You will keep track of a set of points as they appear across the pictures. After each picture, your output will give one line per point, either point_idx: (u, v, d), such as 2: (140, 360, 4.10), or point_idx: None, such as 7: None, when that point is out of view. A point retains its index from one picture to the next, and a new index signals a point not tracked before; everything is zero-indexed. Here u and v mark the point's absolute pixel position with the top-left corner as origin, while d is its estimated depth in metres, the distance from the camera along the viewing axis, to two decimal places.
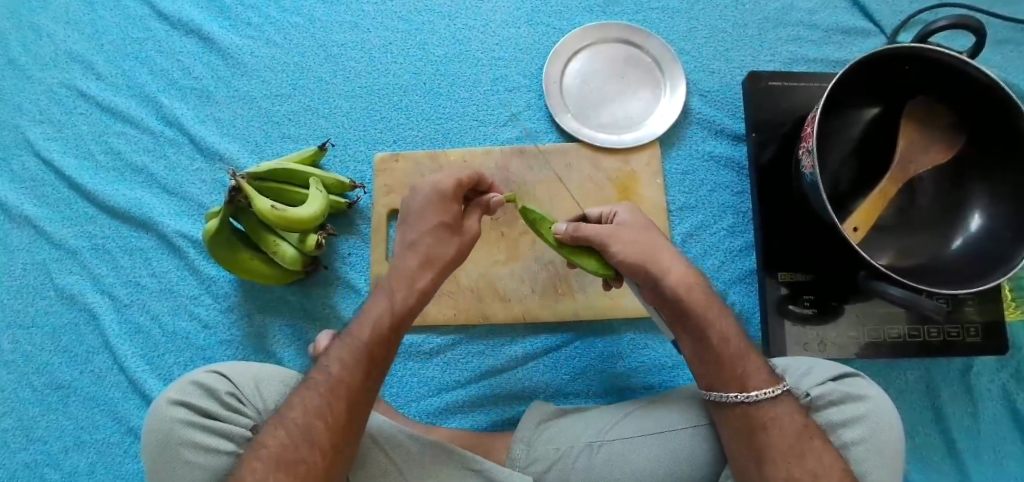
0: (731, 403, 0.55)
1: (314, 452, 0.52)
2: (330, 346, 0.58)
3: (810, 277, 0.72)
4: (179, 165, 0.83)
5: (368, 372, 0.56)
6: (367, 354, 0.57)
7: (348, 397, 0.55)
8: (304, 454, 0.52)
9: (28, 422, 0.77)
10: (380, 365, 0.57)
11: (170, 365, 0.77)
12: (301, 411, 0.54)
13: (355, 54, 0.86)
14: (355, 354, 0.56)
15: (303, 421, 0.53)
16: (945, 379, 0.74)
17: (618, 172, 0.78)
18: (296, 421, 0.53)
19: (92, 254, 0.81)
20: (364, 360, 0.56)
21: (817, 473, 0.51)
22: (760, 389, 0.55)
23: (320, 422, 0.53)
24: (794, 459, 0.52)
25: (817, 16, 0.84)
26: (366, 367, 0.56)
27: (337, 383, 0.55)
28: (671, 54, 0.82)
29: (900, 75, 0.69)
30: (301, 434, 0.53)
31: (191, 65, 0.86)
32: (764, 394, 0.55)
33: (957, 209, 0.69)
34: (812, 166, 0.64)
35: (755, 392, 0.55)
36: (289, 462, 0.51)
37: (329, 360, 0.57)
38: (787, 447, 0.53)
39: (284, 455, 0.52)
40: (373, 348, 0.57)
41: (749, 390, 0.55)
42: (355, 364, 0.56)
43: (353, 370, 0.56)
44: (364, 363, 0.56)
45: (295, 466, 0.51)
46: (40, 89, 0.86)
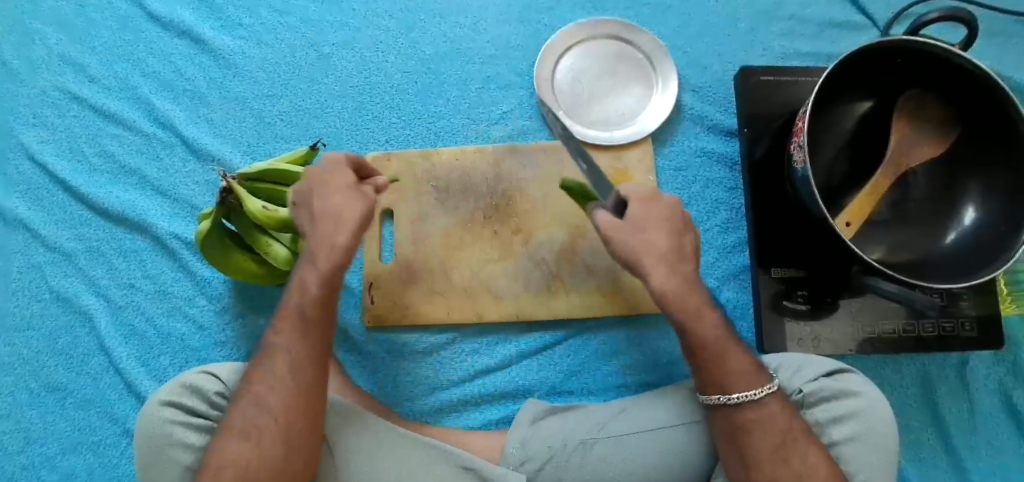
0: (716, 405, 0.56)
1: (294, 420, 0.54)
2: (272, 318, 0.58)
3: (803, 273, 0.72)
4: (172, 166, 0.83)
5: (318, 335, 0.57)
6: (313, 320, 0.57)
7: (307, 362, 0.56)
8: (285, 423, 0.54)
9: (26, 424, 0.77)
10: (320, 321, 0.58)
11: (165, 366, 0.77)
12: (270, 388, 0.55)
13: (346, 53, 0.85)
14: (298, 320, 0.57)
15: (277, 396, 0.55)
16: (941, 374, 0.74)
17: (610, 169, 0.78)
18: (270, 399, 0.55)
19: (87, 256, 0.81)
20: (306, 322, 0.57)
21: (801, 472, 0.52)
22: (744, 391, 0.55)
23: (292, 393, 0.55)
24: (779, 462, 0.53)
25: (810, 9, 0.84)
26: (315, 331, 0.57)
27: (298, 355, 0.56)
28: (662, 49, 0.82)
29: (891, 67, 0.69)
30: (279, 408, 0.54)
31: (183, 66, 0.86)
32: (745, 396, 0.54)
33: (951, 203, 0.69)
34: (803, 160, 0.64)
35: (737, 393, 0.55)
36: (271, 434, 0.53)
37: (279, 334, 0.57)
38: (771, 451, 0.53)
39: (266, 429, 0.53)
40: (315, 313, 0.57)
41: (732, 393, 0.55)
42: (302, 330, 0.57)
43: (304, 340, 0.57)
44: (308, 328, 0.57)
45: (278, 435, 0.53)
46: (33, 93, 0.86)
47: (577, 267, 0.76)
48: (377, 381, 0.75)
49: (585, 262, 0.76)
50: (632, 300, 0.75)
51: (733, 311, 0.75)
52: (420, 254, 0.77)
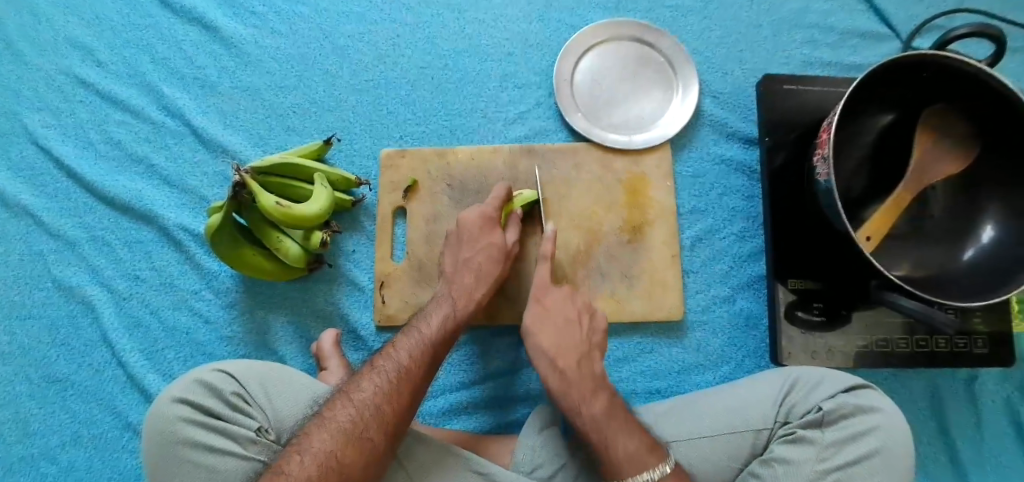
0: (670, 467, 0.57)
1: (379, 431, 0.54)
2: (392, 341, 0.62)
3: (819, 284, 0.72)
4: (180, 156, 0.81)
5: (431, 364, 0.60)
6: (433, 349, 0.61)
7: (413, 384, 0.58)
8: (371, 433, 0.54)
9: (25, 415, 0.76)
10: (439, 358, 0.62)
11: (169, 361, 0.76)
12: (371, 392, 0.56)
13: (362, 46, 0.84)
14: (423, 347, 0.61)
15: (372, 401, 0.56)
16: (949, 389, 0.74)
17: (628, 174, 0.77)
18: (366, 401, 0.56)
19: (90, 245, 0.80)
20: (429, 352, 0.61)
21: None
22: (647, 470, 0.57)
23: (388, 404, 0.56)
24: None
25: (833, 18, 0.83)
26: (433, 358, 0.61)
27: (405, 368, 0.59)
28: (684, 54, 0.81)
29: (915, 82, 0.68)
30: (370, 414, 0.55)
31: (193, 53, 0.84)
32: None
33: (970, 218, 0.68)
34: (826, 173, 0.64)
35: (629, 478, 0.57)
36: (355, 438, 0.53)
37: (396, 350, 0.60)
38: None
39: (351, 430, 0.54)
40: (437, 345, 0.62)
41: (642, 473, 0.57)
42: (422, 354, 0.60)
43: (418, 359, 0.60)
44: (430, 355, 0.61)
45: (361, 442, 0.53)
46: (39, 75, 0.84)
47: (593, 271, 0.75)
48: None
49: (599, 266, 0.75)
50: (645, 307, 0.74)
51: (747, 322, 0.75)
52: (433, 254, 0.76)
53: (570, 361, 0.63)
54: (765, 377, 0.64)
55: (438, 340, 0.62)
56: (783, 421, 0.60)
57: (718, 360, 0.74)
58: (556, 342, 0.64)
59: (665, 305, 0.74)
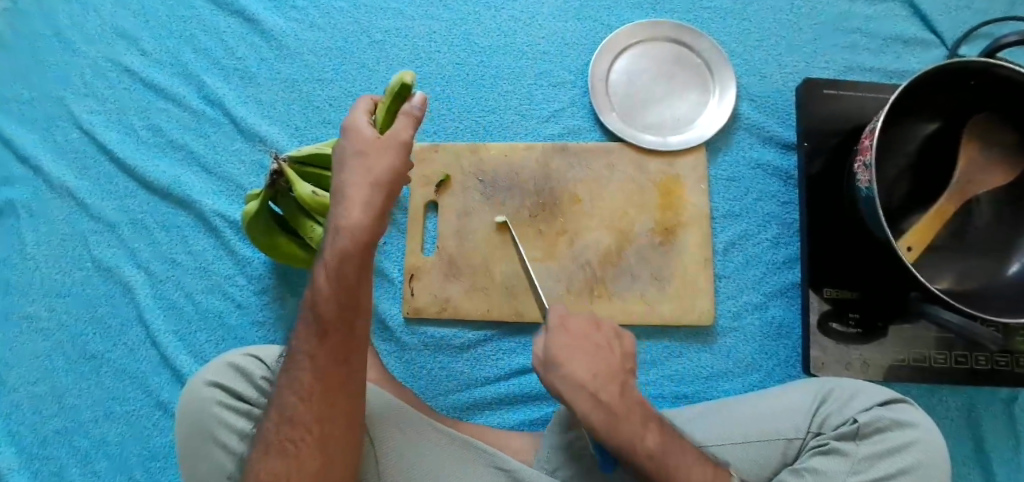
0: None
1: (301, 429, 0.49)
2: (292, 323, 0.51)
3: (855, 295, 0.70)
4: (218, 144, 0.83)
5: (324, 336, 0.49)
6: (321, 317, 0.48)
7: (313, 371, 0.49)
8: (291, 434, 0.49)
9: (61, 390, 0.78)
10: (335, 327, 0.48)
11: (201, 343, 0.77)
12: (281, 392, 0.50)
13: (399, 41, 0.85)
14: (310, 326, 0.49)
15: (282, 403, 0.50)
16: (987, 407, 0.72)
17: (661, 175, 0.77)
18: (280, 404, 0.50)
19: (130, 228, 0.82)
20: (319, 327, 0.49)
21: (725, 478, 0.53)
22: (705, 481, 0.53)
23: (295, 402, 0.49)
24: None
25: (877, 23, 0.81)
26: (323, 334, 0.49)
27: (302, 357, 0.49)
28: (722, 56, 0.80)
29: (963, 90, 0.66)
30: (284, 417, 0.49)
31: (234, 45, 0.86)
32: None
33: (1016, 231, 0.66)
34: (868, 180, 0.62)
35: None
36: (277, 446, 0.49)
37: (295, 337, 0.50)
38: None
39: (272, 439, 0.49)
40: (324, 310, 0.48)
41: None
42: (315, 337, 0.49)
43: (310, 340, 0.49)
44: (320, 328, 0.49)
45: (286, 447, 0.49)
46: (86, 62, 0.87)
47: (622, 272, 0.74)
48: (410, 373, 0.75)
49: (629, 267, 0.74)
50: (675, 310, 0.74)
51: (779, 330, 0.74)
52: (463, 248, 0.77)
53: (613, 392, 0.54)
54: (796, 387, 0.62)
55: (324, 310, 0.48)
56: (816, 432, 0.59)
57: (748, 367, 0.73)
58: (593, 371, 0.54)
59: (696, 309, 0.73)
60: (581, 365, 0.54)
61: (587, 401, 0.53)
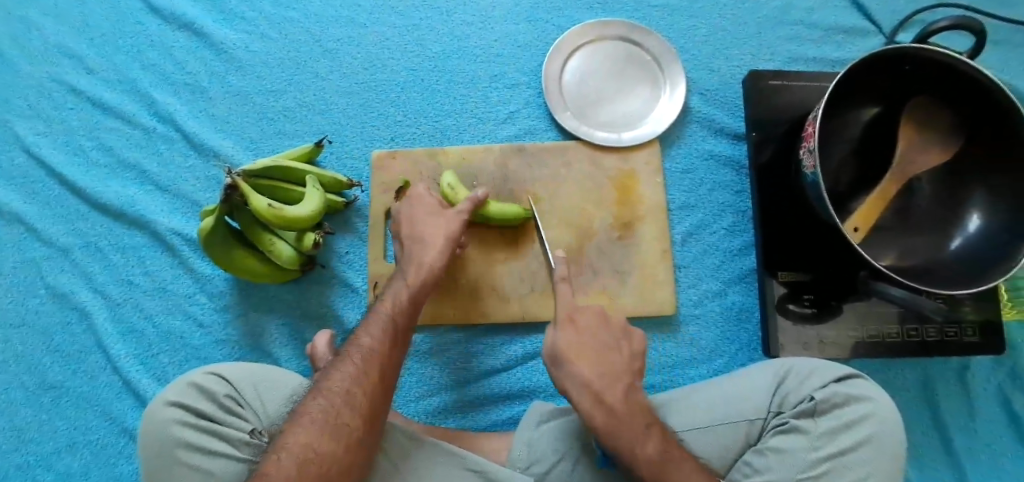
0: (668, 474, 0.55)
1: (355, 415, 0.53)
2: (360, 327, 0.60)
3: (808, 276, 0.72)
4: (172, 161, 0.82)
5: (394, 342, 0.59)
6: (396, 329, 0.61)
7: (380, 367, 0.57)
8: (347, 418, 0.53)
9: (19, 423, 0.75)
10: (403, 338, 0.61)
11: (164, 365, 0.76)
12: (342, 380, 0.55)
13: (353, 50, 0.84)
14: (385, 331, 0.60)
15: (343, 388, 0.54)
16: (941, 377, 0.75)
17: (618, 170, 0.78)
18: (337, 389, 0.54)
19: (84, 252, 0.80)
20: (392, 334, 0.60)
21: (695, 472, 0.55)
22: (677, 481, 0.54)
23: (359, 388, 0.54)
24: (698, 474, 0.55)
25: (817, 14, 0.84)
26: (394, 340, 0.60)
27: (371, 354, 0.57)
28: (670, 52, 0.82)
29: (898, 75, 0.69)
30: (343, 401, 0.53)
31: (185, 60, 0.85)
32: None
33: (956, 209, 0.69)
34: (813, 165, 0.64)
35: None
36: (331, 425, 0.52)
37: (360, 336, 0.59)
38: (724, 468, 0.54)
39: (326, 418, 0.52)
40: (399, 324, 0.61)
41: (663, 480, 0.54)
42: (386, 338, 0.59)
43: (385, 340, 0.59)
44: (392, 336, 0.60)
45: (340, 429, 0.52)
46: (30, 84, 0.85)
47: (585, 268, 0.75)
48: None
49: (592, 263, 0.75)
50: (638, 302, 0.75)
51: (739, 315, 0.76)
52: None
53: (617, 394, 0.57)
54: (757, 369, 0.64)
55: (398, 323, 0.61)
56: (777, 411, 0.61)
57: (711, 353, 0.75)
58: (598, 373, 0.58)
59: (658, 299, 0.75)
60: (586, 366, 0.58)
61: (589, 403, 0.57)
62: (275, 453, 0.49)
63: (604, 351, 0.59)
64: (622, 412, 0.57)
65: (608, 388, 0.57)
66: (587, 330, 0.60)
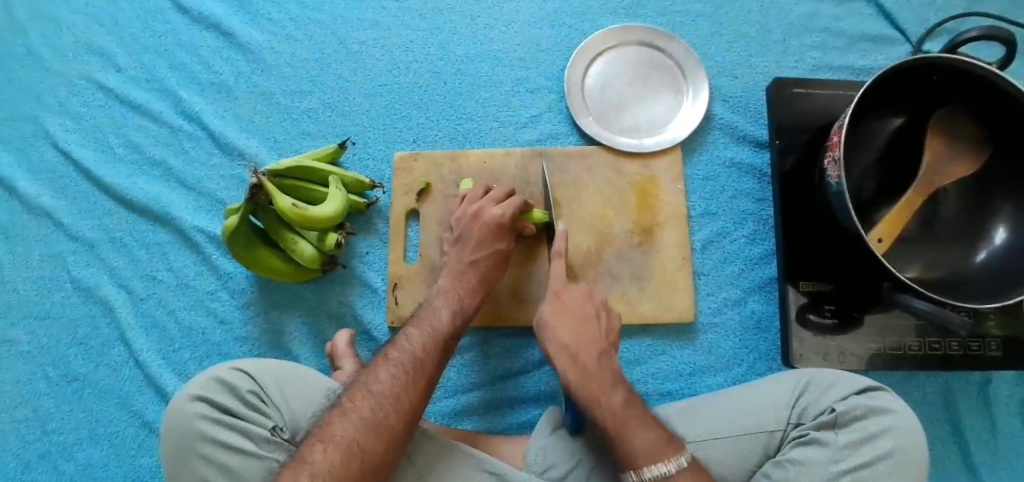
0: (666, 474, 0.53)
1: (398, 419, 0.55)
2: (408, 332, 0.62)
3: (830, 287, 0.72)
4: (197, 159, 0.83)
5: (440, 353, 0.61)
6: (443, 340, 0.62)
7: (426, 374, 0.59)
8: (390, 420, 0.54)
9: (43, 413, 0.77)
10: (448, 351, 0.63)
11: (185, 360, 0.77)
12: (389, 382, 0.57)
13: (376, 52, 0.85)
14: (433, 339, 0.62)
15: (392, 391, 0.56)
16: (962, 392, 0.74)
17: (638, 176, 0.78)
18: (385, 391, 0.56)
19: (109, 246, 0.81)
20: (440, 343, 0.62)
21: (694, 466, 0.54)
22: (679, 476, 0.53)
23: (405, 393, 0.56)
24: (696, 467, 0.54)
25: (842, 22, 0.84)
26: (442, 349, 0.62)
27: (420, 360, 0.59)
28: (693, 58, 0.82)
29: (927, 84, 0.68)
30: (390, 403, 0.55)
31: (211, 60, 0.86)
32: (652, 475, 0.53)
33: (982, 221, 0.68)
34: (838, 175, 0.64)
35: (645, 468, 0.53)
36: (376, 426, 0.53)
37: (410, 341, 0.61)
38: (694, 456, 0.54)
39: (372, 419, 0.54)
40: (447, 335, 0.63)
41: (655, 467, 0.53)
42: (434, 346, 0.61)
43: (433, 350, 0.61)
44: (440, 346, 0.62)
45: (382, 430, 0.54)
46: (59, 81, 0.86)
47: (604, 273, 0.75)
48: None
49: (610, 268, 0.75)
50: (657, 309, 0.75)
51: (759, 324, 0.75)
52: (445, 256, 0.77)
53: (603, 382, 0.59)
54: (778, 380, 0.64)
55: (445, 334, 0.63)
56: (796, 423, 0.61)
57: (729, 362, 0.74)
58: (577, 337, 0.62)
59: (677, 307, 0.75)
60: (566, 332, 0.62)
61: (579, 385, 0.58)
62: (315, 445, 0.52)
63: (585, 319, 0.63)
64: (597, 371, 0.59)
65: (583, 352, 0.61)
66: (574, 303, 0.64)
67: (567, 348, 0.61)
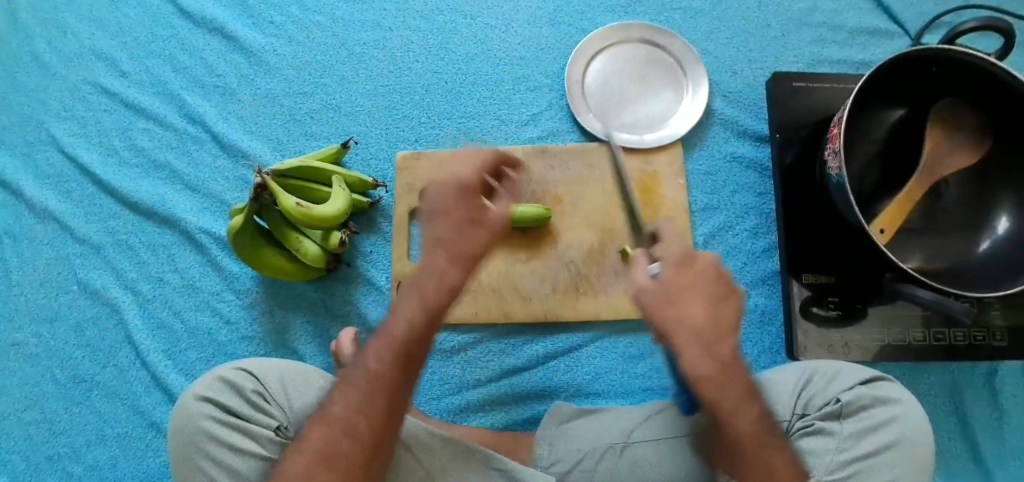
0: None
1: (353, 448, 0.47)
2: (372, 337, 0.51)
3: (833, 279, 0.72)
4: (201, 162, 0.84)
5: (403, 361, 0.49)
6: (404, 343, 0.49)
7: (383, 392, 0.48)
8: (343, 451, 0.47)
9: (51, 416, 0.77)
10: (419, 351, 0.50)
11: (191, 360, 0.77)
12: (341, 406, 0.48)
13: (378, 52, 0.86)
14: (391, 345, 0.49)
15: (344, 417, 0.48)
16: (968, 383, 0.74)
17: (640, 172, 0.78)
18: (337, 418, 0.48)
19: (115, 249, 0.82)
20: (401, 353, 0.49)
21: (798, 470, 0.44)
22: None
23: (359, 417, 0.48)
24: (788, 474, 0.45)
25: (841, 16, 0.84)
26: (403, 357, 0.49)
27: (374, 376, 0.49)
28: (692, 54, 0.82)
29: (925, 76, 0.69)
30: (342, 431, 0.47)
31: (214, 63, 0.87)
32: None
33: (985, 211, 0.68)
34: (838, 166, 0.64)
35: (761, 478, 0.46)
36: (328, 459, 0.47)
37: (364, 353, 0.50)
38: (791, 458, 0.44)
39: (324, 451, 0.47)
40: (409, 335, 0.49)
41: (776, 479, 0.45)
42: (390, 355, 0.49)
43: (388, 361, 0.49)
44: (399, 353, 0.49)
45: (337, 461, 0.47)
46: (65, 86, 0.87)
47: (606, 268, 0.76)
48: None
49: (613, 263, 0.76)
50: None
51: (762, 317, 0.75)
52: None
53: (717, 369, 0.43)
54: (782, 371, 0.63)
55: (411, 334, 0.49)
56: (802, 413, 0.60)
57: None
58: (713, 345, 0.43)
59: None
60: (699, 321, 0.43)
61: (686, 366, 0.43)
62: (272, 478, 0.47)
63: (720, 300, 0.44)
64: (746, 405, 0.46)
65: (720, 341, 0.43)
66: (704, 277, 0.45)
67: (701, 335, 0.43)
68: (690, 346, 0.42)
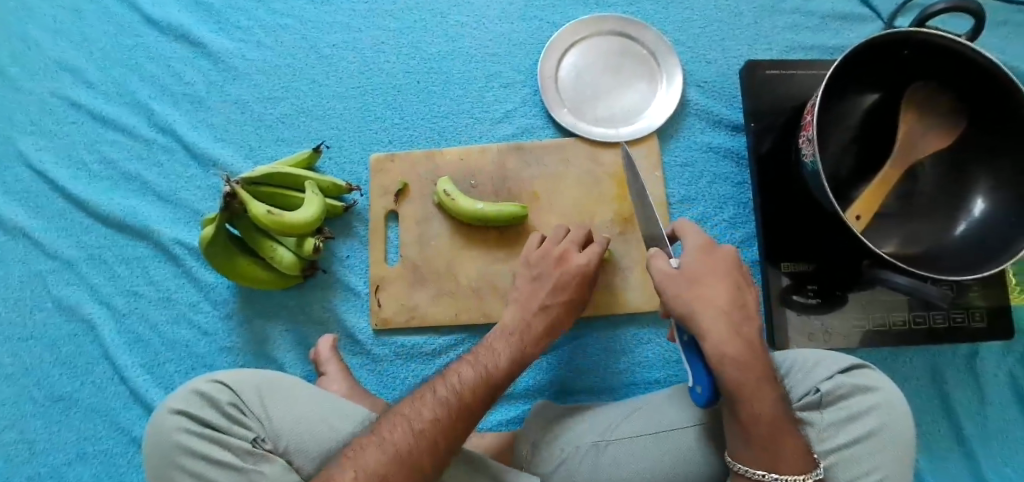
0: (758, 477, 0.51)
1: (429, 455, 0.52)
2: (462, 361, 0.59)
3: (811, 267, 0.71)
4: (173, 172, 0.82)
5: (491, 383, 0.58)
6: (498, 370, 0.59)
7: (466, 405, 0.55)
8: (421, 456, 0.51)
9: (29, 436, 0.76)
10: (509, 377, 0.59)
11: (171, 374, 0.76)
12: (427, 415, 0.54)
13: (349, 54, 0.85)
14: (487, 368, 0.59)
15: (426, 424, 0.53)
16: (949, 364, 0.74)
17: (616, 166, 0.78)
18: (423, 427, 0.53)
19: (88, 263, 0.80)
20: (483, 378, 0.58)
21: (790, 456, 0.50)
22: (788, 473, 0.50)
23: (441, 427, 0.53)
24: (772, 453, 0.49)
25: (814, 2, 0.84)
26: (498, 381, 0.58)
27: (463, 390, 0.56)
28: (665, 45, 0.81)
29: (897, 60, 0.68)
30: (424, 438, 0.52)
31: (182, 71, 0.85)
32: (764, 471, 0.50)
33: (959, 194, 0.68)
34: (812, 153, 0.64)
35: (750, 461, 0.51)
36: (405, 461, 0.51)
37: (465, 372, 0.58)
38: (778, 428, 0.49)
39: (405, 453, 0.51)
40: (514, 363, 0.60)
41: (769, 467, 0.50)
42: (484, 377, 0.58)
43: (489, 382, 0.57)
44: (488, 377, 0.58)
45: (413, 466, 0.51)
46: (31, 99, 0.85)
47: None
48: (384, 384, 0.75)
49: None
50: (641, 298, 0.74)
51: None
52: (427, 255, 0.77)
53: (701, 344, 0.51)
54: None
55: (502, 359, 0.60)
56: None
57: None
58: (735, 334, 0.50)
59: None
60: (720, 303, 0.51)
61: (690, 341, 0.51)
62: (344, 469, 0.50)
63: (742, 286, 0.53)
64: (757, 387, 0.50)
65: (743, 323, 0.51)
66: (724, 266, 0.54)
67: (726, 314, 0.50)
68: (720, 325, 0.50)
